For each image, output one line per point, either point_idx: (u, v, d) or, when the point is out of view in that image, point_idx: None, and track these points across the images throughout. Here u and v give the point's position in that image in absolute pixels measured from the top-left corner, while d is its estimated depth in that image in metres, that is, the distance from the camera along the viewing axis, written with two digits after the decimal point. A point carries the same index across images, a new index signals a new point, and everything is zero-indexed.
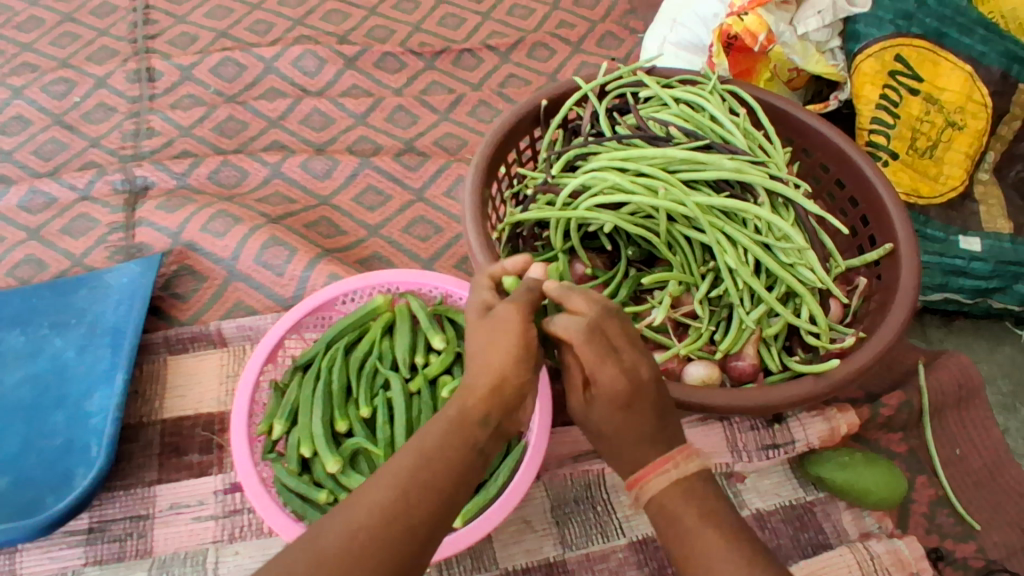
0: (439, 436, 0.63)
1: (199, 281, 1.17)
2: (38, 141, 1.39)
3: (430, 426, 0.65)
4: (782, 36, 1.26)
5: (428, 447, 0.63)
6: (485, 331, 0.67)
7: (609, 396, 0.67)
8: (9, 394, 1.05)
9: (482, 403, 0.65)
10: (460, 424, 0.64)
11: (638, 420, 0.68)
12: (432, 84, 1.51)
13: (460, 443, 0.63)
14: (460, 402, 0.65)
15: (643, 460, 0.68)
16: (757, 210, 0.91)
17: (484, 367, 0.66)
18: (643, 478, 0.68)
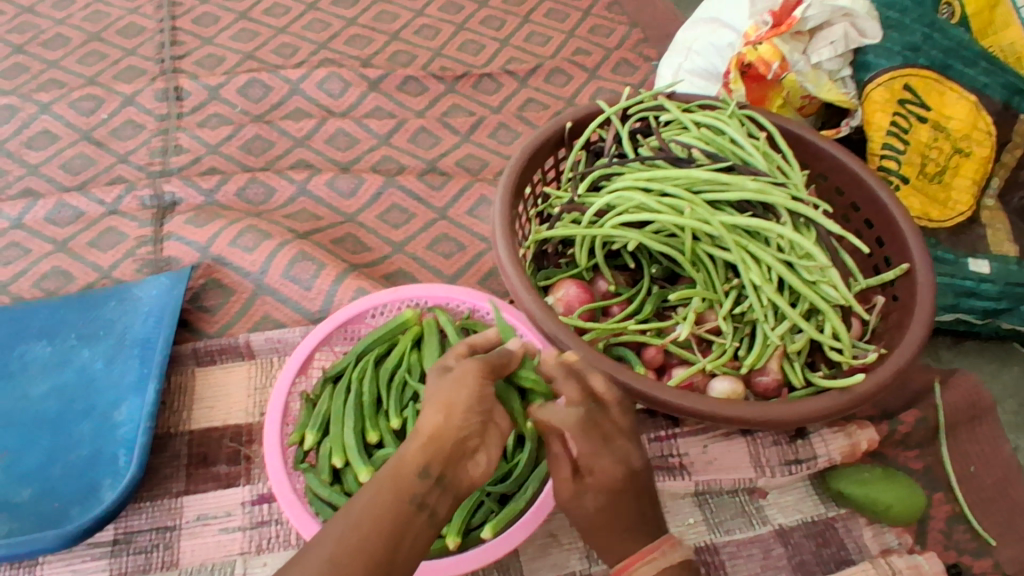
0: (374, 495, 0.65)
1: (227, 295, 1.19)
2: (66, 156, 1.41)
3: (372, 482, 0.67)
4: (795, 65, 1.30)
5: (366, 506, 0.65)
6: (439, 392, 0.69)
7: (602, 488, 0.74)
8: (35, 404, 1.05)
9: (420, 454, 0.65)
10: (397, 480, 0.65)
11: (625, 509, 0.75)
12: (453, 107, 1.55)
13: (394, 499, 0.65)
14: (402, 452, 0.67)
15: (628, 549, 0.75)
16: (780, 229, 0.94)
17: (429, 419, 0.67)
18: (630, 567, 0.74)
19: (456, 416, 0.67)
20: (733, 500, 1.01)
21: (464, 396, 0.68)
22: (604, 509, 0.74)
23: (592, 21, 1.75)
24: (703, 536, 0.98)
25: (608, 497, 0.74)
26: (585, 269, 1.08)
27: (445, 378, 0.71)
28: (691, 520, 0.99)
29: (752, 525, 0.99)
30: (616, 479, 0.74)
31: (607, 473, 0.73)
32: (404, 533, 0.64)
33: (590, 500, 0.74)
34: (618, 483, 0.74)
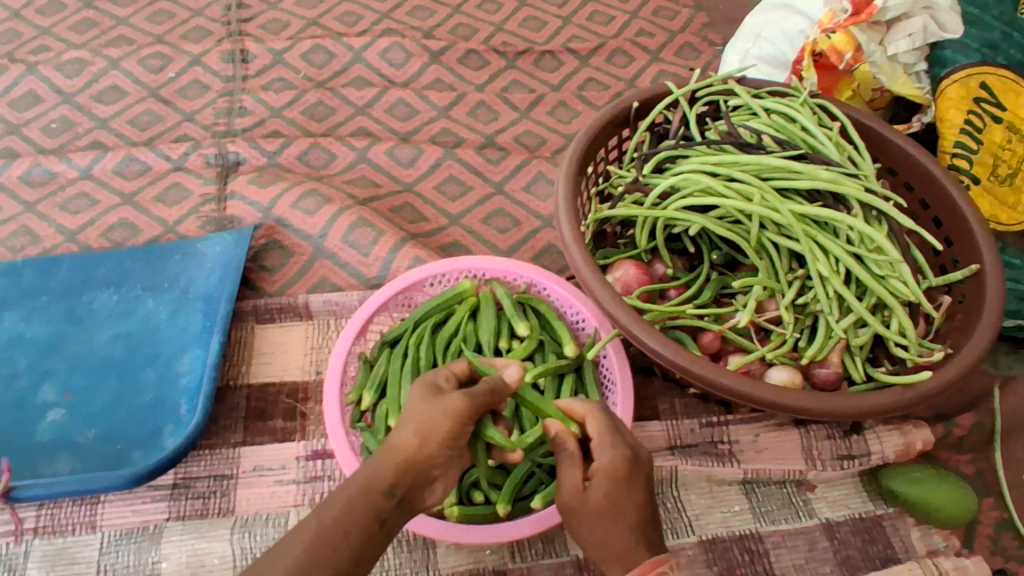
0: (342, 507, 0.70)
1: (287, 256, 1.21)
2: (134, 112, 1.44)
3: (341, 491, 0.72)
4: (872, 55, 1.27)
5: (336, 512, 0.70)
6: (423, 413, 0.73)
7: (609, 475, 0.75)
8: (102, 348, 1.08)
9: (390, 475, 0.71)
10: (367, 495, 0.71)
11: (628, 504, 0.75)
12: (513, 82, 1.55)
13: (364, 515, 0.70)
14: (371, 470, 0.72)
15: (632, 556, 0.72)
16: (851, 220, 0.92)
17: (402, 441, 0.72)
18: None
19: (430, 446, 0.72)
20: (780, 491, 1.01)
21: (449, 430, 0.72)
22: (611, 501, 0.74)
23: (656, 3, 1.73)
24: (749, 523, 0.98)
25: (612, 487, 0.75)
26: (644, 251, 1.07)
27: (434, 400, 0.74)
28: (737, 508, 0.99)
29: (798, 517, 0.99)
30: (620, 462, 0.76)
31: (613, 455, 0.76)
32: (371, 543, 0.70)
33: (598, 489, 0.74)
34: (622, 467, 0.76)
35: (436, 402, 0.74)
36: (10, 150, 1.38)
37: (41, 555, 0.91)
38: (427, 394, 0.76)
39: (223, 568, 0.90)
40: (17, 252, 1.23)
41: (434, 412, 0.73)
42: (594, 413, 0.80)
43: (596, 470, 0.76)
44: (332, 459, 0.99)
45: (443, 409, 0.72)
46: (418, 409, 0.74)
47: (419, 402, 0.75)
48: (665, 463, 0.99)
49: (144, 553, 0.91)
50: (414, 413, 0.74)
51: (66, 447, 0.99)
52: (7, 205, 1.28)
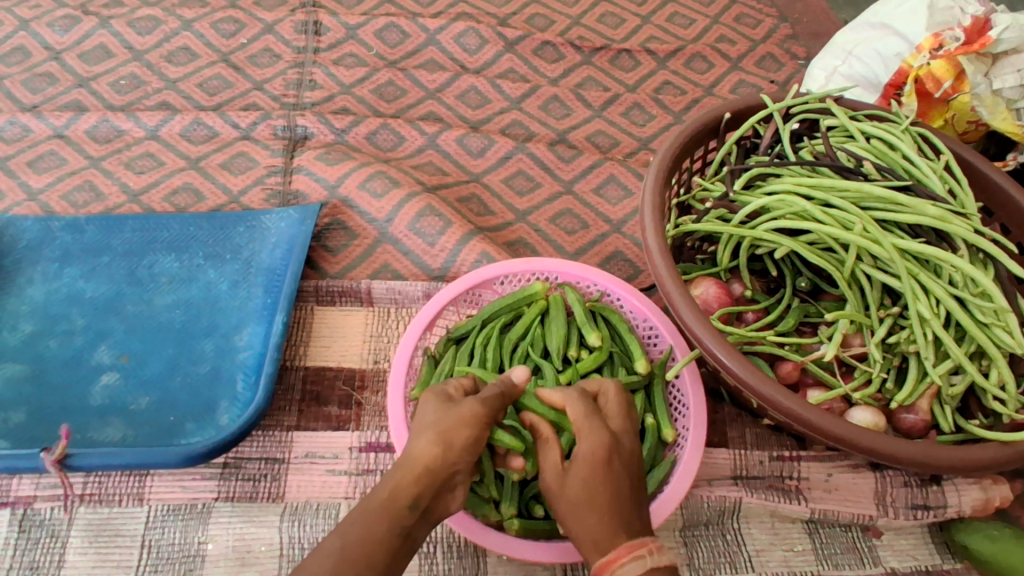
0: (363, 523, 0.63)
1: (350, 238, 1.18)
2: (204, 76, 1.41)
3: (358, 509, 0.65)
4: (976, 86, 1.20)
5: (357, 530, 0.63)
6: (441, 420, 0.70)
7: (588, 463, 0.69)
8: (160, 314, 1.06)
9: (412, 486, 0.66)
10: (388, 511, 0.64)
11: (610, 491, 0.69)
12: (588, 79, 1.50)
13: (386, 531, 0.63)
14: (394, 481, 0.66)
15: (612, 546, 0.66)
16: (958, 262, 0.87)
17: (421, 450, 0.67)
18: (613, 565, 0.64)
19: (453, 451, 0.68)
20: (845, 534, 0.97)
21: (469, 434, 0.69)
22: (586, 489, 0.69)
23: (739, 9, 1.67)
24: (811, 565, 0.94)
25: (586, 475, 0.69)
26: (724, 269, 1.03)
27: (445, 408, 0.71)
28: (799, 547, 0.95)
29: (863, 564, 0.95)
30: (598, 449, 0.70)
31: (591, 444, 0.70)
32: (393, 564, 0.63)
33: (575, 479, 0.70)
34: (602, 455, 0.70)
35: (449, 407, 0.71)
36: (78, 103, 1.36)
37: (85, 524, 0.88)
38: (441, 399, 0.72)
39: (269, 556, 0.88)
40: (80, 207, 1.21)
41: (455, 418, 0.69)
42: (571, 401, 0.75)
43: (574, 458, 0.71)
44: (387, 454, 0.96)
45: (459, 416, 0.69)
46: (432, 415, 0.71)
47: (433, 406, 0.72)
48: (728, 493, 0.96)
49: (191, 532, 0.88)
50: (428, 420, 0.70)
51: (118, 412, 0.96)
52: (73, 158, 1.26)
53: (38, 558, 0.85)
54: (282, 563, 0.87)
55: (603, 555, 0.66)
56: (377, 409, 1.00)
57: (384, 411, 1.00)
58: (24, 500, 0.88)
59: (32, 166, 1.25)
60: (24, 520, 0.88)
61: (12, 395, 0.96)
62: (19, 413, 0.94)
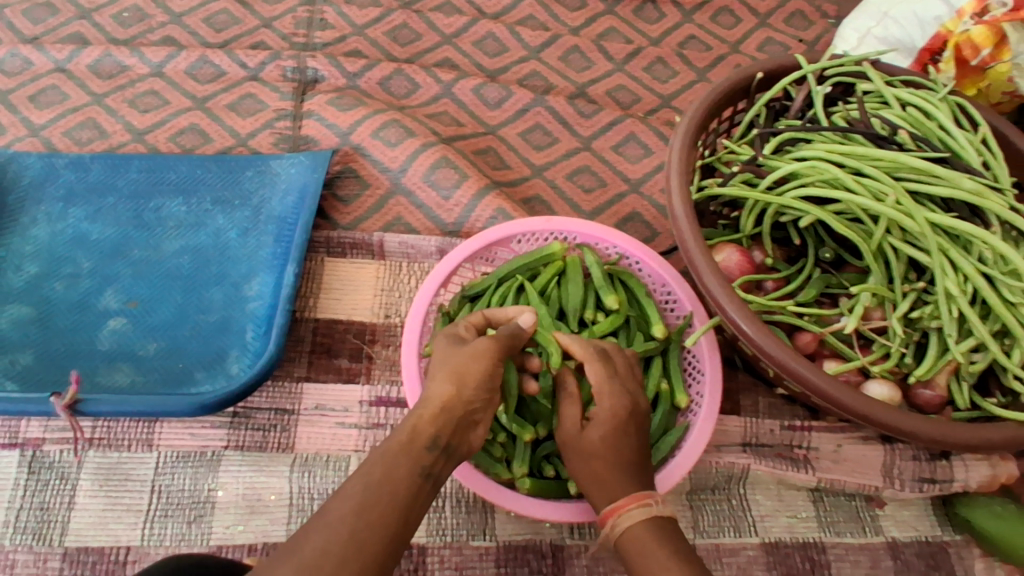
0: (385, 460, 0.63)
1: (362, 188, 1.15)
2: (211, 11, 1.35)
3: (379, 450, 0.65)
4: (1017, 55, 1.17)
5: (379, 465, 0.62)
6: (454, 358, 0.71)
7: (606, 421, 0.73)
8: (167, 260, 1.03)
9: (433, 423, 0.66)
10: (407, 448, 0.64)
11: (624, 444, 0.72)
12: (611, 30, 1.44)
13: (410, 467, 0.63)
14: (413, 423, 0.66)
15: (620, 493, 0.70)
16: (992, 239, 0.85)
17: (441, 389, 0.68)
18: (621, 510, 0.68)
19: (468, 388, 0.69)
20: (849, 503, 0.98)
21: (480, 371, 0.69)
22: (603, 445, 0.72)
23: None
24: (814, 532, 0.95)
25: (607, 430, 0.72)
26: (747, 235, 1.00)
27: (458, 347, 0.73)
28: (803, 514, 0.96)
29: (864, 533, 0.96)
30: (619, 410, 0.73)
31: (611, 403, 0.74)
32: (418, 498, 0.63)
33: (594, 433, 0.73)
34: (619, 413, 0.73)
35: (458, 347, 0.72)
36: (81, 36, 1.30)
37: (95, 468, 0.88)
38: (452, 342, 0.74)
39: (280, 505, 0.88)
40: (83, 144, 1.17)
41: (465, 356, 0.70)
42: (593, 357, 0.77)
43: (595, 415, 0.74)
44: (397, 409, 0.96)
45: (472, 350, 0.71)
46: (444, 359, 0.72)
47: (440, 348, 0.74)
48: (737, 460, 0.96)
49: (202, 480, 0.88)
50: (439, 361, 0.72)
51: (126, 359, 0.95)
52: (75, 94, 1.21)
53: (48, 499, 0.85)
54: (292, 512, 0.87)
55: (611, 501, 0.70)
56: (388, 363, 0.99)
57: (395, 366, 0.99)
58: (33, 442, 0.88)
59: (33, 100, 1.20)
60: (34, 462, 0.87)
61: (18, 337, 0.94)
62: (26, 355, 0.93)
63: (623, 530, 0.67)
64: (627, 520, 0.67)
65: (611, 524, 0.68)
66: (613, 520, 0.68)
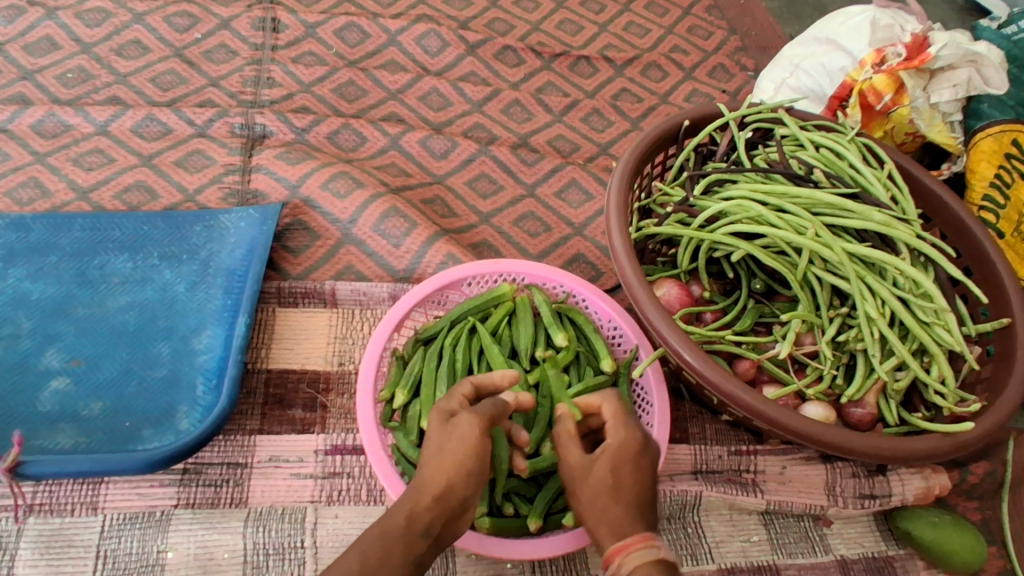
0: (382, 546, 0.62)
1: (313, 238, 1.16)
2: (157, 70, 1.37)
3: (375, 530, 0.64)
4: (914, 100, 1.28)
5: (379, 547, 0.62)
6: (442, 437, 0.66)
7: (617, 454, 0.67)
8: (112, 317, 1.02)
9: (428, 512, 0.64)
10: (404, 534, 0.63)
11: (635, 481, 0.66)
12: (548, 84, 1.52)
13: (401, 558, 0.62)
14: (407, 508, 0.64)
15: (629, 530, 0.63)
16: (902, 266, 0.93)
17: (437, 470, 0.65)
18: (627, 548, 0.61)
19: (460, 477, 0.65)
20: (798, 524, 1.02)
21: (477, 459, 0.66)
22: (613, 477, 0.66)
23: (692, 21, 1.71)
24: (767, 555, 0.98)
25: (618, 462, 0.67)
26: (684, 271, 1.06)
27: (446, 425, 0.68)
28: (756, 537, 0.99)
29: (814, 552, 0.99)
30: (630, 439, 0.69)
31: (625, 433, 0.69)
32: None
33: (601, 466, 0.67)
34: (629, 449, 0.68)
35: (447, 429, 0.67)
36: (23, 96, 1.30)
37: (35, 535, 0.85)
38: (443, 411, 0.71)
39: (232, 563, 0.86)
40: (24, 204, 1.16)
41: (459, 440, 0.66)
42: (607, 398, 0.74)
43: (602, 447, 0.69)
44: (353, 456, 0.95)
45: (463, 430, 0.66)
46: (432, 438, 0.68)
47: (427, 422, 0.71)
48: (689, 488, 0.99)
49: (149, 541, 0.86)
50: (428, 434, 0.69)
51: (69, 420, 0.92)
52: (16, 153, 1.20)
53: None
54: (246, 570, 0.85)
55: (616, 538, 0.62)
56: (343, 411, 0.99)
57: (350, 413, 1.00)
58: None
59: None
60: None
61: None
62: None
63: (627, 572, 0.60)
64: (632, 560, 0.60)
65: (616, 564, 0.61)
66: (619, 560, 0.61)
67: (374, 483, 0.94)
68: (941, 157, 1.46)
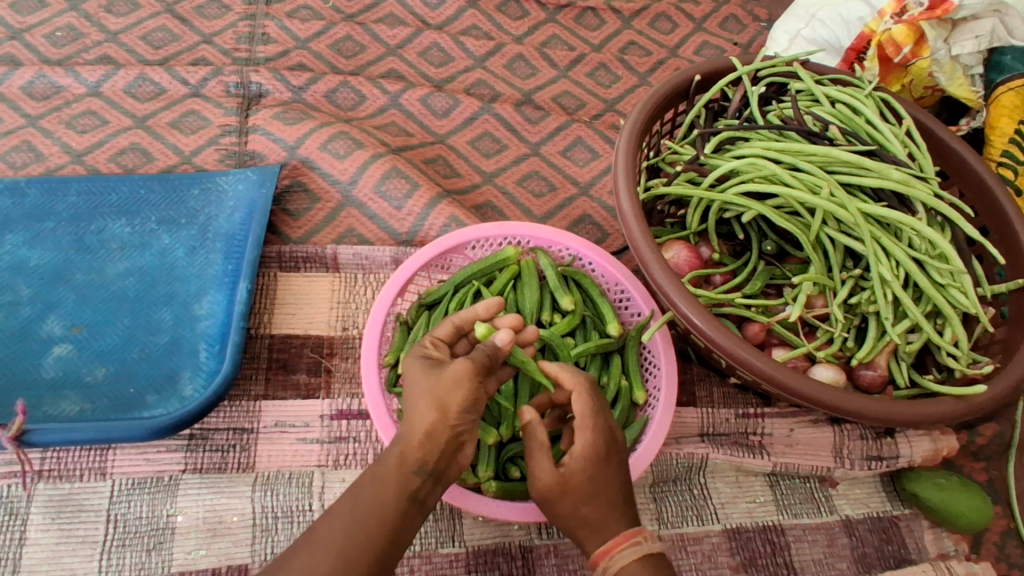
0: (376, 485, 0.63)
1: (313, 201, 1.14)
2: (147, 28, 1.33)
3: (371, 469, 0.64)
4: (935, 52, 1.23)
5: (369, 490, 0.63)
6: (427, 378, 0.65)
7: (589, 460, 0.67)
8: (113, 283, 1.01)
9: (421, 450, 0.64)
10: (396, 474, 0.63)
11: (608, 485, 0.67)
12: (553, 37, 1.47)
13: (397, 494, 0.63)
14: (400, 447, 0.64)
15: (610, 531, 0.66)
16: (919, 226, 0.90)
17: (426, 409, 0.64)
18: (612, 552, 0.65)
19: (453, 416, 0.64)
20: (804, 485, 1.02)
21: (466, 398, 0.64)
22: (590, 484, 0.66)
23: None
24: (772, 515, 0.98)
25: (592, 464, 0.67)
26: (693, 232, 1.03)
27: (432, 372, 0.66)
28: (762, 498, 0.99)
29: (820, 512, 1.00)
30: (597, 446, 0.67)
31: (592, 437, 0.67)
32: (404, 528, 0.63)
33: (577, 475, 0.66)
34: (600, 450, 0.67)
35: (439, 372, 0.65)
36: (11, 57, 1.26)
37: (45, 500, 0.86)
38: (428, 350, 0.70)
39: (242, 526, 0.87)
40: (18, 168, 1.13)
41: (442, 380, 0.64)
42: (580, 390, 0.70)
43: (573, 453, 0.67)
44: (359, 421, 0.95)
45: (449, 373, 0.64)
46: (418, 381, 0.66)
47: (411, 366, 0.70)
48: (696, 450, 0.99)
49: (159, 505, 0.87)
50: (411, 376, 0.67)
51: (73, 386, 0.92)
52: (8, 116, 1.17)
53: None
54: (255, 533, 0.86)
55: (601, 541, 0.66)
56: (347, 376, 0.99)
57: (354, 378, 0.99)
58: None
59: None
60: None
61: None
62: None
63: (619, 572, 0.64)
64: (622, 560, 0.64)
65: (604, 565, 0.65)
66: (606, 563, 0.64)
67: (380, 447, 0.94)
68: (960, 112, 1.41)
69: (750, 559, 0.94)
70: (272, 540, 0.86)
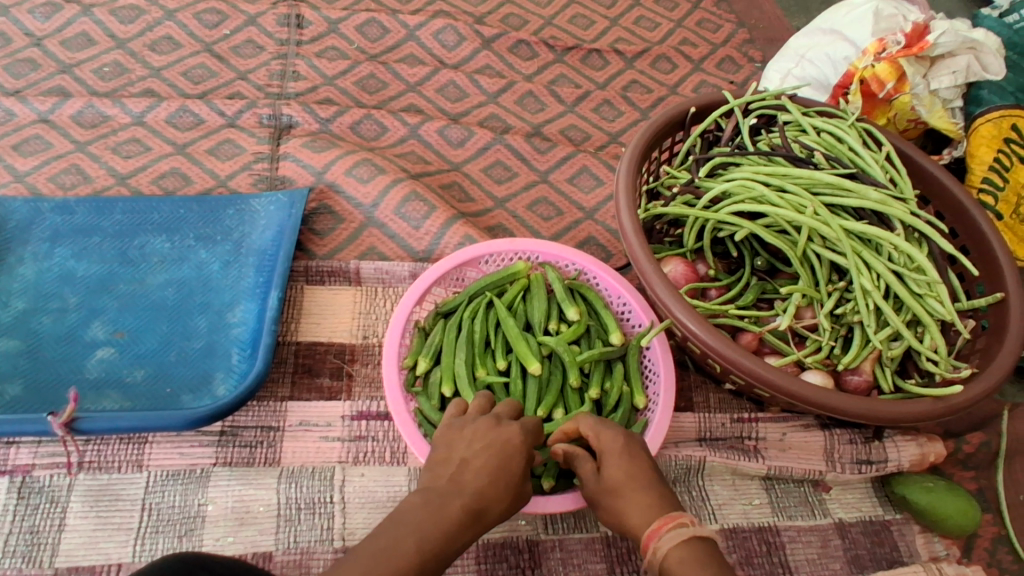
0: (426, 516, 0.66)
1: (338, 221, 1.23)
2: (189, 65, 1.45)
3: (424, 505, 0.68)
4: (915, 87, 1.31)
5: (438, 539, 0.65)
6: (487, 437, 0.74)
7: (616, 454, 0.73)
8: (154, 292, 1.09)
9: (475, 498, 0.69)
10: (460, 531, 0.67)
11: (642, 470, 0.72)
12: (560, 76, 1.58)
13: (441, 526, 0.66)
14: (454, 496, 0.68)
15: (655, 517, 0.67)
16: (897, 241, 0.98)
17: (483, 468, 0.71)
18: (658, 533, 0.65)
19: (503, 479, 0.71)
20: (798, 489, 1.07)
21: (516, 474, 0.72)
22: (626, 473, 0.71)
23: (700, 15, 1.76)
24: (767, 517, 1.03)
25: (622, 459, 0.72)
26: (690, 250, 1.11)
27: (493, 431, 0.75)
28: (757, 501, 1.04)
29: (813, 515, 1.04)
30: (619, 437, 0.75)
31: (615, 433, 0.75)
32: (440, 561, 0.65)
33: (611, 463, 0.73)
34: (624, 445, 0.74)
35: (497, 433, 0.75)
36: (62, 89, 1.38)
37: (84, 490, 0.92)
38: (525, 435, 0.76)
39: (267, 516, 0.92)
40: (68, 189, 1.24)
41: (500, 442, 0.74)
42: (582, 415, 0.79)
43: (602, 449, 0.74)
44: (377, 421, 1.02)
45: (506, 437, 0.74)
46: (480, 442, 0.74)
47: (495, 429, 0.75)
48: (693, 453, 1.05)
49: (191, 495, 0.93)
50: (505, 451, 0.73)
51: (115, 386, 1.00)
52: (58, 142, 1.29)
53: (38, 522, 0.89)
54: (279, 522, 0.92)
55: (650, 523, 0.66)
56: (367, 379, 1.06)
57: (373, 382, 1.06)
58: (22, 469, 0.92)
59: (18, 148, 1.27)
60: (23, 487, 0.91)
61: (8, 369, 0.99)
62: (15, 386, 0.98)
63: (665, 552, 0.63)
64: (671, 539, 0.63)
65: (653, 548, 0.64)
66: (654, 544, 0.64)
67: (397, 446, 1.01)
68: (944, 143, 1.50)
69: (747, 557, 0.98)
70: (295, 530, 0.92)
